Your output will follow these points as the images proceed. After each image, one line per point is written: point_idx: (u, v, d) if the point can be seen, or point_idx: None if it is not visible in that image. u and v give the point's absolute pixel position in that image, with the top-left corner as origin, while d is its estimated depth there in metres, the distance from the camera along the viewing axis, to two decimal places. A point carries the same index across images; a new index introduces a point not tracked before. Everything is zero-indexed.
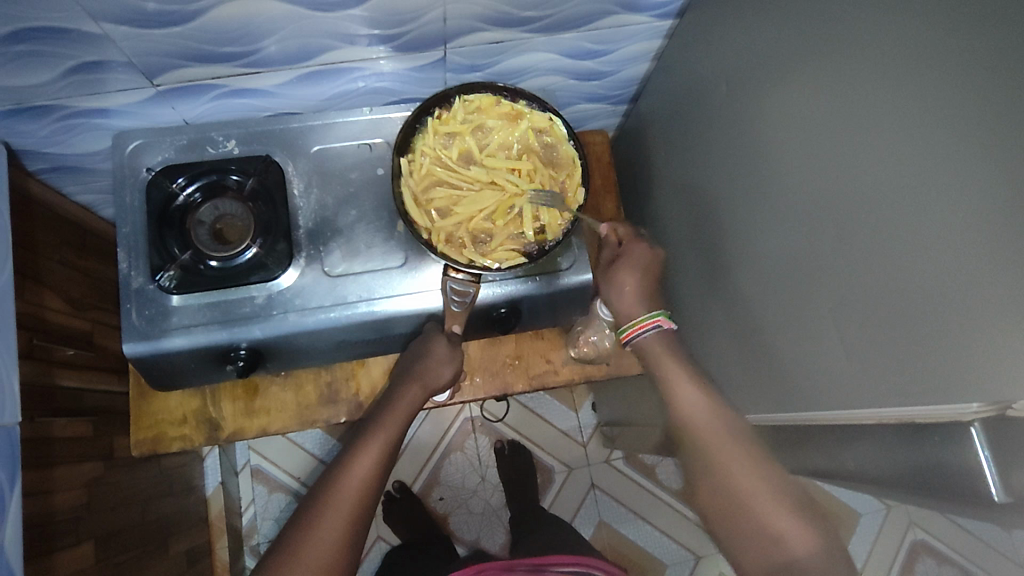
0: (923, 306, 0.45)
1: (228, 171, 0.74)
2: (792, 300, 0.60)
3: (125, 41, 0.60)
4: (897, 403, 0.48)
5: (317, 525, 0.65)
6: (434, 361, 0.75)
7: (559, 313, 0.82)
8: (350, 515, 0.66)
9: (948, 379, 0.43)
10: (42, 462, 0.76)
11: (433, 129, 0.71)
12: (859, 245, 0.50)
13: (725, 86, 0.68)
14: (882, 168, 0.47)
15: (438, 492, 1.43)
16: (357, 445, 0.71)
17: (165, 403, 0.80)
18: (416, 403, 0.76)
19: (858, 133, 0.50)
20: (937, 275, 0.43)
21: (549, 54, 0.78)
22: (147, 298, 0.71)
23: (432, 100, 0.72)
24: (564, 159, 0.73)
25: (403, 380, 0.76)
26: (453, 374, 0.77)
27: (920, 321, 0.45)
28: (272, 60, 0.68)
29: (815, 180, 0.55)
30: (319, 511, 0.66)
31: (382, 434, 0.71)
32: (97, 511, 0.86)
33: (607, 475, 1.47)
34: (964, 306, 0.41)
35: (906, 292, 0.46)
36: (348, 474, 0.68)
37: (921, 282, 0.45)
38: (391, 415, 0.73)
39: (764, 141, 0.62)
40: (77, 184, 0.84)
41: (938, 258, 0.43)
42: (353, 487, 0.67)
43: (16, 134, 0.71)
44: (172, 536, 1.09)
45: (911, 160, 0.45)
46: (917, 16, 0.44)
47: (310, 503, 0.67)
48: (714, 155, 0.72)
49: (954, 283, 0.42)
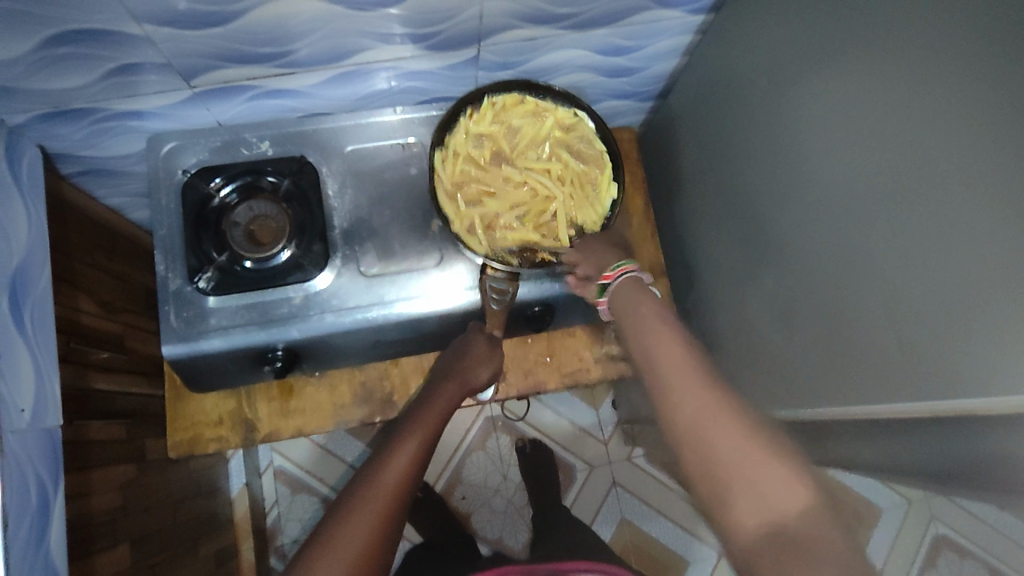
0: (977, 297, 0.44)
1: (264, 172, 0.74)
2: (835, 295, 0.60)
3: (165, 43, 0.60)
4: (947, 396, 0.48)
5: (351, 516, 0.60)
6: (473, 360, 0.76)
7: (594, 310, 0.83)
8: (388, 504, 0.62)
9: (1001, 367, 0.42)
10: (80, 465, 0.76)
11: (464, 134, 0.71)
12: (908, 239, 0.50)
13: (759, 81, 0.68)
14: (929, 160, 0.47)
15: (460, 491, 1.43)
16: (392, 444, 0.68)
17: (200, 405, 0.80)
18: (453, 403, 0.75)
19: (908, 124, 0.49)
20: (989, 266, 0.43)
21: (581, 51, 0.77)
22: (184, 300, 0.71)
23: (459, 104, 0.71)
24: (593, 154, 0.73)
25: (439, 378, 0.76)
26: (490, 374, 0.78)
27: (973, 310, 0.44)
28: (307, 60, 0.68)
29: (857, 173, 0.55)
30: (354, 503, 0.61)
31: (419, 428, 0.70)
32: (132, 513, 0.87)
33: (628, 473, 1.47)
34: (1016, 297, 0.41)
35: (958, 284, 0.45)
36: (385, 468, 0.65)
37: (974, 274, 0.44)
38: (428, 410, 0.72)
39: (803, 134, 0.62)
40: (108, 187, 0.84)
41: (989, 249, 0.43)
42: (390, 480, 0.64)
43: (51, 137, 0.71)
44: (201, 537, 1.09)
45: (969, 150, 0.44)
46: None
47: (346, 493, 0.64)
48: (748, 150, 0.72)
49: (1007, 274, 0.41)
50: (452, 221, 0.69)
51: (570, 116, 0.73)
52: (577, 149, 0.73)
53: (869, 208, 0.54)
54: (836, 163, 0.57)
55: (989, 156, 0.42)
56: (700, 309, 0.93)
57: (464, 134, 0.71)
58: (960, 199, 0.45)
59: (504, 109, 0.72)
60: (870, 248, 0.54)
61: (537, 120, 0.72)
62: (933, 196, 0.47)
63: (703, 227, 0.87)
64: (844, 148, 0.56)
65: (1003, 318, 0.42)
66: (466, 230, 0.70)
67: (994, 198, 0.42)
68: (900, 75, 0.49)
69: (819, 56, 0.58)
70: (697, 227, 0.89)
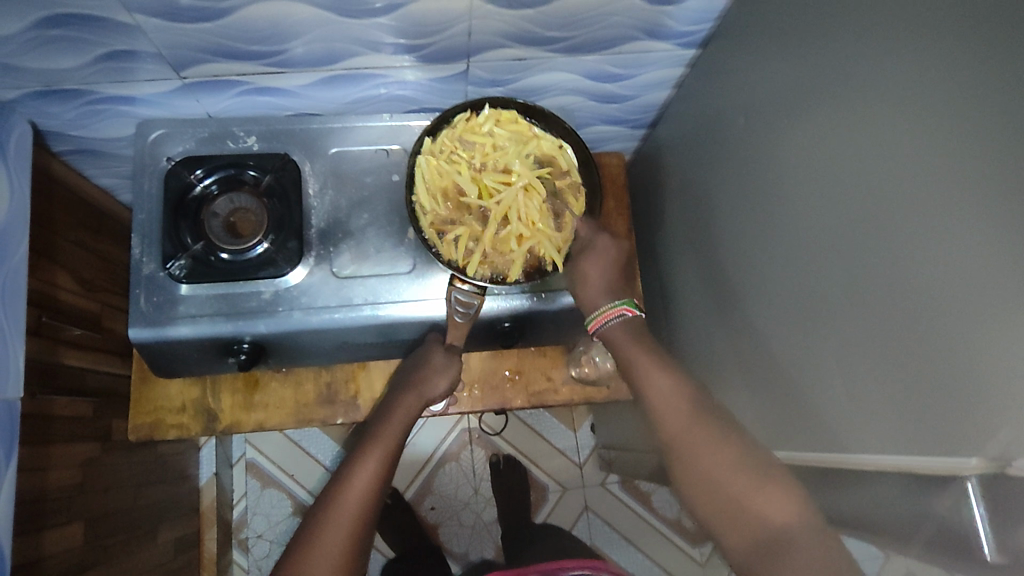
0: (932, 354, 0.44)
1: (246, 166, 0.75)
2: (801, 337, 0.60)
3: (155, 33, 0.61)
4: (902, 451, 0.48)
5: (318, 535, 0.62)
6: (430, 370, 0.75)
7: (562, 330, 0.82)
8: (354, 520, 0.64)
9: (956, 431, 0.43)
10: (41, 439, 0.76)
11: (447, 143, 0.71)
12: (866, 289, 0.51)
13: (742, 119, 0.68)
14: (893, 212, 0.47)
15: (430, 501, 1.42)
16: (357, 454, 0.69)
17: (165, 390, 0.81)
18: (413, 414, 0.74)
19: (871, 176, 0.50)
20: (942, 328, 0.44)
21: (571, 74, 0.78)
22: (156, 285, 0.72)
23: (449, 112, 0.71)
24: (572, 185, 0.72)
25: (400, 388, 0.75)
26: (449, 387, 0.76)
27: (926, 368, 0.45)
28: (297, 62, 0.70)
29: (827, 219, 0.55)
30: (320, 522, 0.64)
31: (378, 447, 0.69)
32: (90, 491, 0.87)
33: (600, 498, 1.46)
34: (969, 360, 0.41)
35: (909, 341, 0.46)
36: (349, 482, 0.66)
37: (933, 332, 0.44)
38: (387, 426, 0.72)
39: (778, 176, 0.62)
40: (98, 167, 0.86)
41: (946, 309, 0.43)
42: (355, 495, 0.65)
43: (43, 114, 0.72)
44: (162, 523, 1.09)
45: (926, 206, 0.44)
46: (936, 63, 0.44)
47: (307, 520, 0.65)
48: (727, 186, 0.72)
49: (956, 339, 0.42)
50: (420, 220, 0.69)
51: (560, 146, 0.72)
52: (557, 178, 0.72)
53: (836, 256, 0.54)
54: (808, 208, 0.58)
55: (953, 215, 0.42)
56: (673, 340, 0.93)
57: (455, 135, 0.71)
58: (920, 256, 0.45)
59: (497, 121, 0.71)
60: (834, 295, 0.54)
61: (527, 140, 0.71)
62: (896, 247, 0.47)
63: (680, 259, 0.87)
64: (816, 193, 0.56)
65: (957, 379, 0.43)
66: (431, 227, 0.69)
67: (953, 258, 0.42)
68: (871, 126, 0.49)
69: (798, 98, 0.59)
70: (675, 257, 0.88)
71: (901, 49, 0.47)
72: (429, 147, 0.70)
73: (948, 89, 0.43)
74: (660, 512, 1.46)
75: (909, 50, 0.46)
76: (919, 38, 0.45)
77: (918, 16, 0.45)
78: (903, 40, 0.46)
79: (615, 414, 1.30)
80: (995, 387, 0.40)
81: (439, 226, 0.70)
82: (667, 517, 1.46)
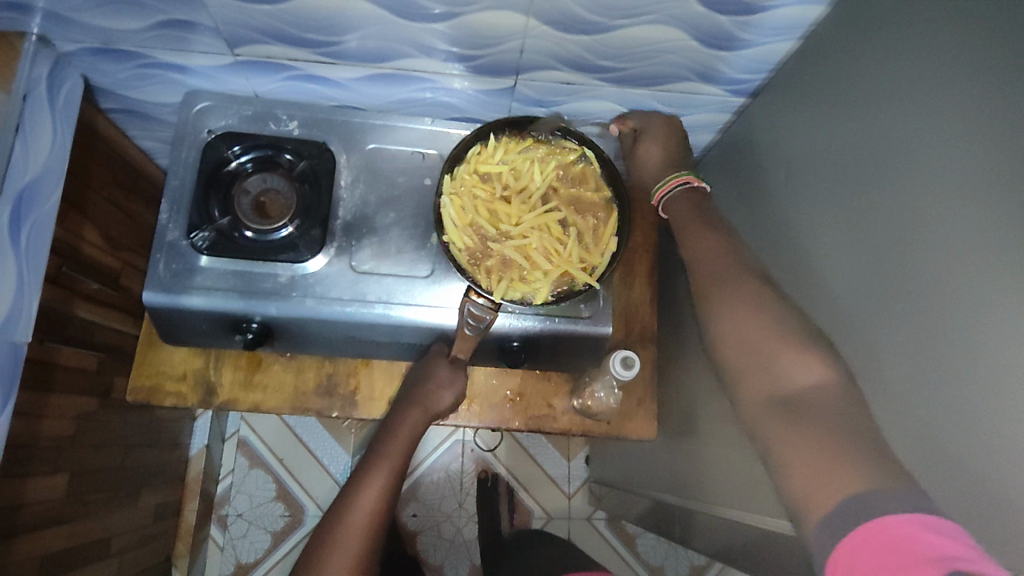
0: (955, 450, 0.43)
1: (283, 149, 0.75)
2: None
3: (217, 9, 0.62)
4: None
5: (325, 564, 0.60)
6: (435, 384, 0.74)
7: (570, 358, 0.81)
8: (361, 548, 0.62)
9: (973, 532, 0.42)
10: (41, 386, 0.77)
11: (476, 163, 0.71)
12: (890, 367, 0.49)
13: (783, 174, 0.67)
14: (929, 297, 0.46)
15: (413, 507, 1.40)
16: (360, 476, 0.67)
17: (169, 356, 0.81)
18: (418, 429, 0.72)
19: (909, 254, 0.48)
20: (970, 422, 0.42)
21: (616, 105, 0.78)
22: (177, 253, 0.72)
23: (479, 132, 0.72)
24: (599, 202, 0.72)
25: (402, 404, 0.74)
26: (453, 400, 0.75)
27: (947, 461, 0.44)
28: (350, 54, 0.70)
29: (857, 290, 0.54)
30: (326, 550, 0.61)
31: (384, 464, 0.67)
32: (81, 445, 0.87)
33: (584, 533, 1.43)
34: (997, 465, 0.40)
35: (933, 432, 0.45)
36: (356, 507, 0.64)
37: (959, 428, 0.43)
38: (392, 442, 0.70)
39: (813, 238, 0.61)
40: (141, 130, 0.87)
41: (977, 403, 0.42)
42: (362, 521, 0.63)
43: (97, 71, 0.74)
44: (146, 487, 1.10)
45: (964, 296, 0.43)
46: (989, 150, 0.42)
47: (316, 540, 0.63)
48: (759, 240, 0.71)
49: (985, 436, 0.41)
50: (451, 241, 0.69)
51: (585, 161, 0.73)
52: (585, 194, 0.72)
53: (863, 330, 0.53)
54: (840, 277, 0.56)
55: (995, 310, 0.41)
56: (682, 386, 0.91)
57: (484, 155, 0.71)
58: (954, 347, 0.44)
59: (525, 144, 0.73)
60: (858, 368, 0.53)
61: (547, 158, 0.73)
62: (929, 330, 0.46)
63: None
64: (851, 262, 0.55)
65: (981, 480, 0.42)
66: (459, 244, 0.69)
67: (985, 354, 0.41)
68: (915, 203, 0.48)
69: (842, 163, 0.57)
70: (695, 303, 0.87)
71: (955, 129, 0.45)
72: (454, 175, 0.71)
73: (1000, 177, 0.41)
74: (643, 558, 1.43)
75: (963, 131, 0.45)
76: (975, 119, 0.44)
77: (975, 98, 0.44)
78: (957, 121, 0.45)
79: (613, 450, 1.28)
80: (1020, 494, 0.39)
81: (469, 246, 0.69)
82: (649, 564, 1.43)
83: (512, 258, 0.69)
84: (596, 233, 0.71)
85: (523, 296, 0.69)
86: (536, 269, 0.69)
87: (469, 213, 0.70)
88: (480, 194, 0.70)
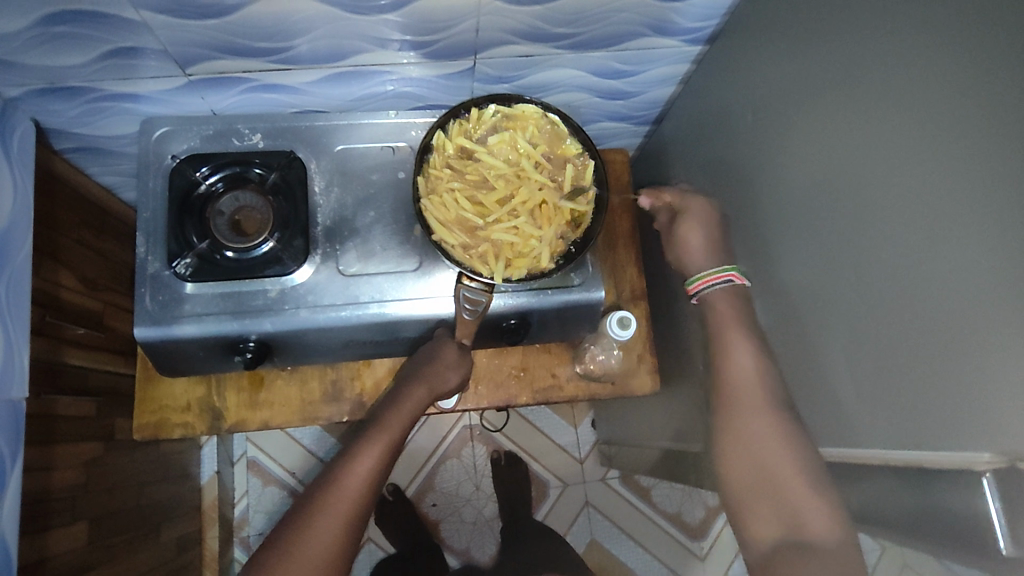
0: (939, 348, 0.45)
1: (252, 164, 0.74)
2: (811, 334, 0.60)
3: (162, 30, 0.61)
4: (910, 445, 0.49)
5: (314, 522, 0.63)
6: (442, 365, 0.75)
7: (568, 328, 0.82)
8: (351, 510, 0.65)
9: (963, 428, 0.44)
10: (44, 440, 0.76)
11: (443, 150, 0.73)
12: (873, 284, 0.51)
13: (750, 115, 0.68)
14: (905, 214, 0.48)
15: (432, 497, 1.42)
16: (359, 445, 0.70)
17: (170, 389, 0.80)
18: (422, 406, 0.74)
19: (880, 176, 0.50)
20: (951, 324, 0.44)
21: (577, 71, 0.78)
22: (161, 284, 0.71)
23: (442, 117, 0.73)
24: (570, 157, 0.73)
25: (409, 381, 0.75)
26: (458, 380, 0.77)
27: (934, 362, 0.46)
28: (304, 58, 0.69)
29: (835, 218, 0.56)
30: (316, 510, 0.64)
31: (383, 434, 0.70)
32: (92, 491, 0.87)
33: (601, 493, 1.47)
34: (980, 357, 0.42)
35: (919, 340, 0.47)
36: (350, 473, 0.67)
37: (943, 330, 0.45)
38: (395, 416, 0.73)
39: (785, 175, 0.62)
40: (100, 166, 0.85)
41: (958, 305, 0.44)
42: (354, 486, 0.66)
43: (45, 112, 0.71)
44: (164, 522, 1.09)
45: (936, 205, 0.45)
46: (952, 59, 0.44)
47: (307, 500, 0.66)
48: (736, 182, 0.72)
49: (967, 338, 0.43)
50: (440, 233, 0.70)
51: (546, 118, 0.74)
52: (556, 153, 0.74)
53: (845, 254, 0.54)
54: (817, 206, 0.58)
55: (969, 214, 0.43)
56: (678, 336, 0.94)
57: (448, 141, 0.73)
58: (935, 258, 0.45)
59: (486, 121, 0.74)
60: (846, 291, 0.55)
61: (511, 130, 0.74)
62: (908, 243, 0.47)
63: None
64: (824, 191, 0.57)
65: (965, 374, 0.43)
66: (448, 234, 0.70)
67: (962, 257, 0.43)
68: (883, 124, 0.50)
69: (807, 95, 0.59)
70: None
71: (915, 47, 0.47)
72: (427, 175, 0.72)
73: (963, 88, 0.43)
74: (661, 508, 1.47)
75: (921, 50, 0.46)
76: (930, 34, 0.45)
77: (929, 14, 0.45)
78: (914, 38, 0.47)
79: (618, 410, 1.30)
80: (1007, 381, 0.40)
81: (458, 234, 0.71)
82: (668, 512, 1.47)
83: (506, 239, 0.71)
84: (575, 188, 0.73)
85: (520, 272, 0.70)
86: (529, 241, 0.71)
87: (453, 207, 0.71)
88: (458, 186, 0.71)
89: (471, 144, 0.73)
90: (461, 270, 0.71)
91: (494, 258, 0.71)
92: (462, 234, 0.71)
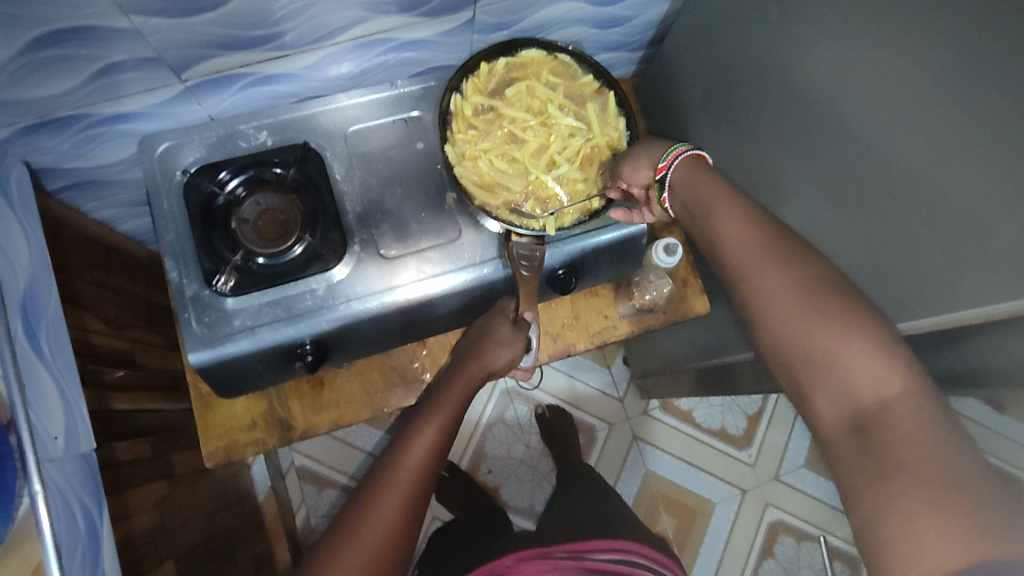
0: (1007, 200, 0.45)
1: (270, 163, 0.71)
2: (855, 219, 0.60)
3: (154, 35, 0.57)
4: (982, 303, 0.49)
5: (373, 505, 0.59)
6: (493, 342, 0.74)
7: (616, 269, 0.82)
8: (411, 488, 0.61)
9: None
10: (115, 488, 0.73)
11: (462, 111, 0.70)
12: (919, 154, 0.51)
13: (760, 13, 0.67)
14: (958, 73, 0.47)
15: (486, 465, 1.43)
16: (413, 426, 0.67)
17: (230, 411, 0.78)
18: (472, 385, 0.72)
19: (920, 40, 0.49)
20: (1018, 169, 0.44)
21: (574, 4, 0.76)
22: (203, 305, 0.68)
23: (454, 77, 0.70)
24: (589, 91, 0.73)
25: (459, 362, 0.73)
26: (508, 359, 0.75)
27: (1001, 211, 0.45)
28: (300, 40, 0.65)
29: (871, 91, 0.55)
30: (375, 492, 0.61)
31: (437, 414, 0.67)
32: (169, 530, 0.84)
33: (646, 425, 1.49)
34: None
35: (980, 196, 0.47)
36: (406, 453, 0.64)
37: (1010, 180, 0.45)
38: (447, 396, 0.70)
39: (812, 63, 0.61)
40: (96, 200, 0.80)
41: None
42: (412, 465, 0.63)
43: (36, 151, 0.67)
44: (239, 546, 1.08)
45: (993, 56, 0.44)
46: None
47: (364, 484, 0.62)
48: (753, 85, 0.71)
49: None
50: (483, 196, 0.69)
51: (554, 58, 0.73)
52: (572, 90, 0.73)
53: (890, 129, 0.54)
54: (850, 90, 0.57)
55: None
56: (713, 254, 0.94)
57: (465, 101, 0.70)
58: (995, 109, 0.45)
59: (496, 73, 0.72)
60: (894, 167, 0.54)
61: (525, 78, 0.72)
62: (962, 102, 0.47)
63: None
64: (858, 74, 0.56)
65: None
66: (491, 196, 0.70)
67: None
68: None
69: None
70: None
71: None
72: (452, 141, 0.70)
73: None
74: (705, 427, 1.51)
75: None
76: None
77: None
78: None
79: (649, 341, 1.32)
80: None
81: (501, 193, 0.70)
82: (712, 429, 1.51)
83: (550, 190, 0.71)
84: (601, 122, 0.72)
85: (571, 218, 0.70)
86: (572, 184, 0.71)
87: (489, 169, 0.70)
88: (487, 145, 0.70)
89: (488, 99, 0.71)
90: (507, 229, 0.70)
91: (541, 209, 0.70)
92: (503, 192, 0.70)
